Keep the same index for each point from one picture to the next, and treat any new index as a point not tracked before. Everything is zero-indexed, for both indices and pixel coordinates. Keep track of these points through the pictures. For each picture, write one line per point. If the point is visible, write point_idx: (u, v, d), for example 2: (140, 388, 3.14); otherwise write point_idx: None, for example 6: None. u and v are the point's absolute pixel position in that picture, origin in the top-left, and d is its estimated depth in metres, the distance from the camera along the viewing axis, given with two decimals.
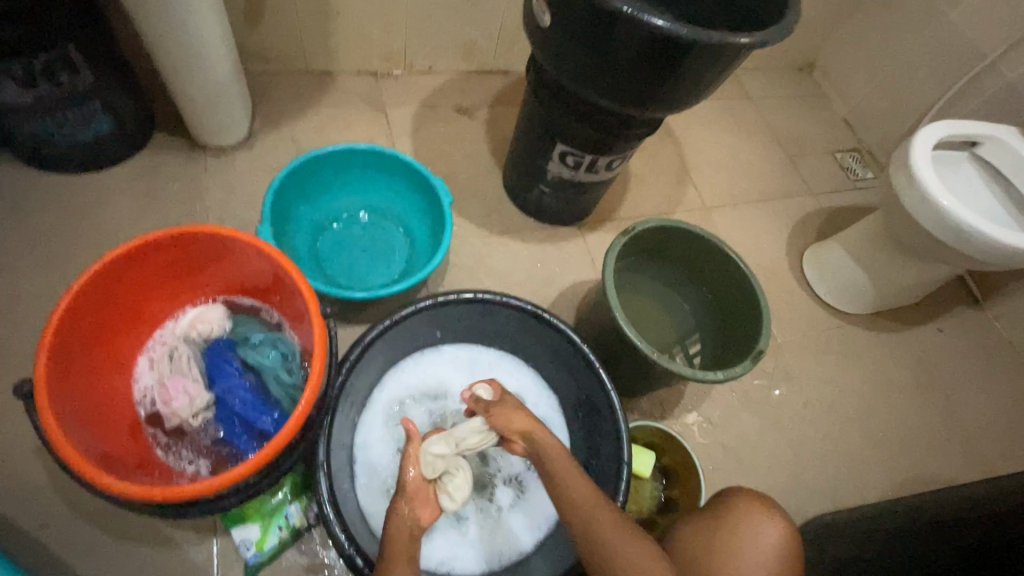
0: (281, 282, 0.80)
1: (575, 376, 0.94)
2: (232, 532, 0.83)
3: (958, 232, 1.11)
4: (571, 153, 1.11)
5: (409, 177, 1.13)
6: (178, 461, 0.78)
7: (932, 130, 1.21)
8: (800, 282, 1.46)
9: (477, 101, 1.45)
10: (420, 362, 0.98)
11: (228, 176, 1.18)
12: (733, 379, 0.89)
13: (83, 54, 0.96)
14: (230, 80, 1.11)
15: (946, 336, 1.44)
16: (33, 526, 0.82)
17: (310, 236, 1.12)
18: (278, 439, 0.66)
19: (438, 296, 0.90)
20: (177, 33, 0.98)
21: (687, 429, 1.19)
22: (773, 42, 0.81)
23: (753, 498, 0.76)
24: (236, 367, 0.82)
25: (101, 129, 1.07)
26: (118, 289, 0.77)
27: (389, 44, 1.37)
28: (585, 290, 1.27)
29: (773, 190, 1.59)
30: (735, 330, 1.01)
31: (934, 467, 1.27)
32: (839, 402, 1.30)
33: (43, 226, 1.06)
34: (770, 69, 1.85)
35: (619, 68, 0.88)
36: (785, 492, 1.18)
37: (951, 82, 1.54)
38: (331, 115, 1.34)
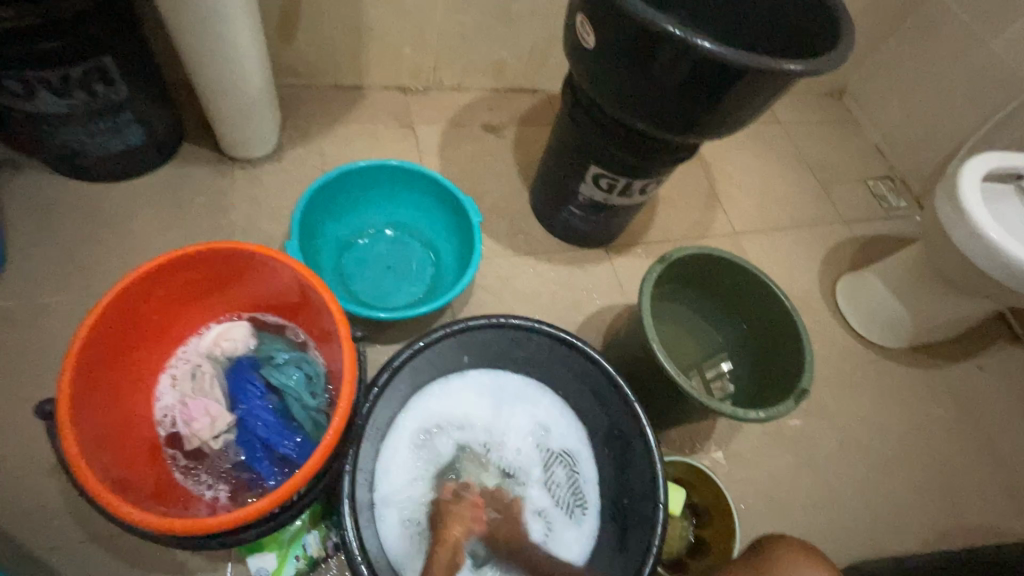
0: (310, 300, 0.78)
1: (608, 408, 0.91)
2: (248, 560, 0.79)
3: (1007, 268, 1.06)
4: (605, 176, 1.09)
5: (438, 195, 1.11)
6: (196, 485, 0.75)
7: (979, 161, 1.17)
8: (833, 313, 1.41)
9: (505, 120, 1.44)
10: (446, 386, 0.94)
11: (255, 190, 1.17)
12: (776, 419, 0.84)
13: (119, 65, 0.96)
14: (262, 93, 1.10)
15: (988, 374, 1.39)
16: (45, 549, 0.79)
17: (335, 252, 1.10)
18: (303, 470, 0.63)
19: (468, 320, 0.87)
20: (214, 45, 0.97)
21: (717, 464, 1.15)
22: (826, 70, 0.78)
23: (793, 544, 0.71)
24: (259, 389, 0.80)
25: (132, 140, 1.07)
26: (145, 305, 0.74)
27: (420, 61, 1.37)
28: (612, 315, 1.24)
29: (805, 217, 1.55)
30: (773, 366, 0.97)
31: (977, 513, 1.21)
32: (876, 440, 1.25)
33: (69, 236, 1.05)
34: (799, 94, 1.83)
35: (663, 92, 0.85)
36: (820, 535, 1.12)
37: (991, 112, 1.50)
38: (359, 130, 1.33)
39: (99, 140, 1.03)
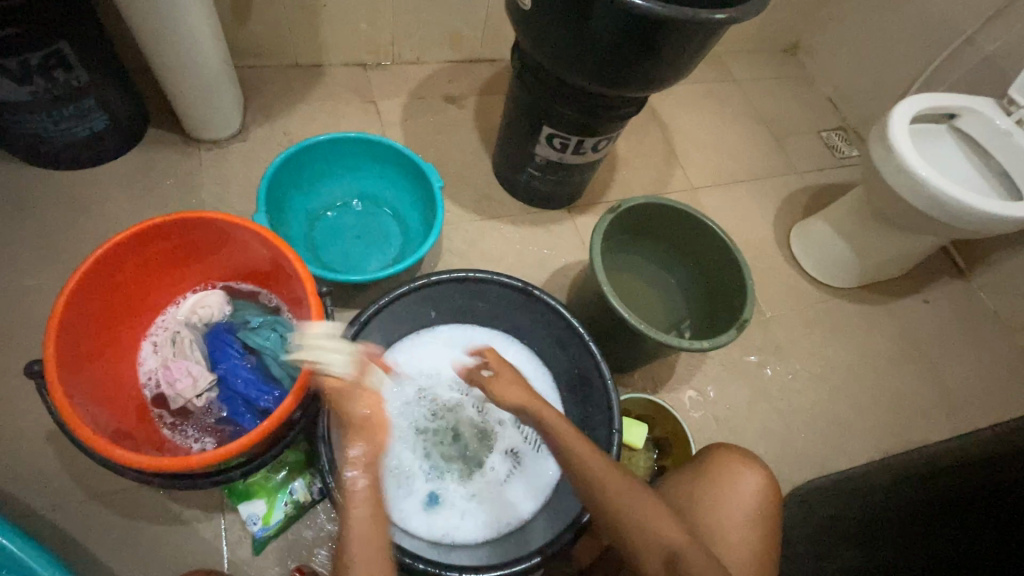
0: (279, 265, 0.83)
1: (569, 352, 0.96)
2: (239, 507, 0.85)
3: (936, 201, 1.14)
4: (558, 136, 1.14)
5: (400, 164, 1.15)
6: (184, 439, 0.81)
7: (910, 103, 1.24)
8: (788, 258, 1.49)
9: (465, 91, 1.48)
10: (417, 341, 1.01)
11: (222, 170, 1.21)
12: (720, 348, 0.92)
13: (76, 51, 0.98)
14: (221, 74, 1.13)
15: (932, 307, 1.48)
16: (47, 509, 0.85)
17: (305, 224, 1.15)
18: (278, 413, 0.69)
19: (431, 276, 0.93)
20: (168, 28, 0.99)
21: (680, 402, 1.23)
22: (748, 17, 0.84)
23: (731, 451, 0.80)
24: (237, 349, 0.85)
25: (96, 126, 1.09)
26: (121, 276, 0.79)
27: (377, 36, 1.39)
28: (575, 270, 1.30)
29: (760, 169, 1.62)
30: (721, 304, 1.04)
31: (920, 433, 1.31)
32: (826, 373, 1.34)
33: (42, 222, 1.08)
34: (754, 51, 1.88)
35: (599, 48, 0.90)
36: (776, 460, 1.22)
37: (931, 58, 1.57)
38: (321, 107, 1.36)
39: (64, 127, 1.06)
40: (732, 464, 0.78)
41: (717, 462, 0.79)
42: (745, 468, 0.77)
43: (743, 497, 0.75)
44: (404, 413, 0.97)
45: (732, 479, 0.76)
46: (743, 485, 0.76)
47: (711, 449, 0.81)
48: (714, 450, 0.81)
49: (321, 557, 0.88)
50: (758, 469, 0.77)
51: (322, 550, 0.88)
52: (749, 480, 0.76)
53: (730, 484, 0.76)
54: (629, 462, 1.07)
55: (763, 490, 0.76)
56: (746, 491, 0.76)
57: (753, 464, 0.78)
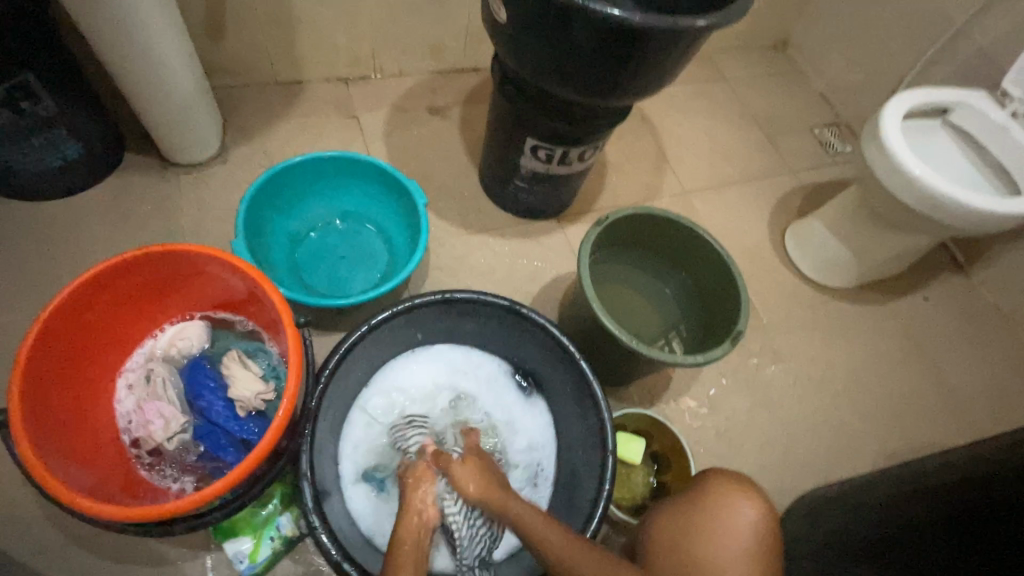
0: (255, 295, 0.80)
1: (560, 372, 0.94)
2: (225, 545, 0.83)
3: (931, 200, 1.11)
4: (542, 147, 1.11)
5: (382, 181, 1.13)
6: (162, 479, 0.78)
7: (902, 100, 1.21)
8: (784, 260, 1.46)
9: (449, 101, 1.45)
10: (410, 361, 0.99)
11: (202, 193, 1.18)
12: (714, 361, 0.89)
13: (43, 80, 0.96)
14: (196, 97, 1.11)
15: (933, 304, 1.45)
16: (27, 554, 0.82)
17: (288, 246, 1.12)
18: (256, 454, 0.67)
19: (414, 298, 0.90)
20: (137, 53, 0.97)
21: (678, 413, 1.20)
22: (729, 24, 0.81)
23: (729, 478, 0.77)
24: (214, 383, 0.83)
25: (70, 155, 1.07)
26: (90, 313, 0.76)
27: (357, 50, 1.37)
28: (567, 282, 1.27)
29: (752, 169, 1.59)
30: (717, 314, 1.02)
31: (924, 435, 1.28)
32: (826, 376, 1.31)
33: (17, 255, 1.06)
34: (743, 49, 1.85)
35: (579, 59, 0.87)
36: (778, 470, 1.19)
37: (922, 50, 1.54)
38: (303, 124, 1.34)
39: (35, 157, 1.03)
40: (731, 493, 0.75)
41: (715, 492, 0.75)
42: (745, 499, 0.74)
43: (743, 531, 0.72)
44: (392, 436, 0.94)
45: (730, 510, 0.73)
46: (742, 517, 0.73)
47: (711, 478, 0.78)
48: (713, 478, 0.78)
49: None
50: (757, 499, 0.74)
51: None
52: (748, 510, 0.73)
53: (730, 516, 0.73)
54: (628, 479, 1.04)
55: (764, 520, 0.73)
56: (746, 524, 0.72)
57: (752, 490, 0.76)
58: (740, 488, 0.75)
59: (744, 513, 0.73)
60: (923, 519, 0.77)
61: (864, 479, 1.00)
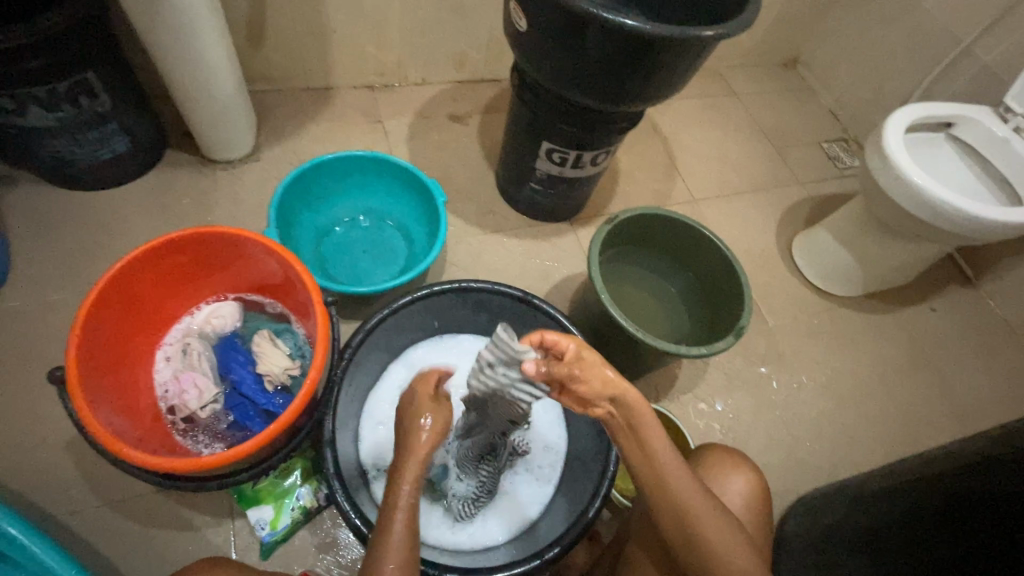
0: (287, 277, 0.86)
1: None
2: (247, 513, 0.88)
3: (933, 208, 1.15)
4: (557, 150, 1.17)
5: (405, 180, 1.20)
6: (195, 445, 0.84)
7: (906, 113, 1.25)
8: (791, 268, 1.50)
9: (470, 109, 1.53)
10: (427, 348, 1.05)
11: (236, 188, 1.26)
12: (717, 354, 0.93)
13: (100, 78, 1.04)
14: (236, 98, 1.19)
15: (939, 315, 1.47)
16: (65, 513, 0.88)
17: (314, 239, 1.19)
18: (284, 418, 0.72)
19: (432, 286, 0.96)
20: (185, 56, 1.05)
21: (683, 411, 1.23)
22: (734, 34, 0.87)
23: (723, 453, 0.83)
24: (245, 358, 0.89)
25: (118, 148, 1.15)
26: (138, 288, 0.83)
27: (385, 59, 1.45)
28: (577, 281, 1.32)
29: (761, 180, 1.64)
30: (721, 311, 1.06)
31: (929, 442, 1.30)
32: (831, 381, 1.34)
33: (65, 240, 1.13)
34: (754, 66, 1.91)
35: (593, 66, 0.93)
36: (780, 469, 1.21)
37: (929, 68, 1.59)
38: (331, 128, 1.42)
39: (87, 150, 1.12)
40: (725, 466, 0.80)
41: (709, 462, 0.81)
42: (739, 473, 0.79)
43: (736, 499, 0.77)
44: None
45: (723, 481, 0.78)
46: (733, 486, 0.78)
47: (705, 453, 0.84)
48: (709, 451, 0.84)
49: (326, 563, 0.90)
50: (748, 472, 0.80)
51: (328, 556, 0.90)
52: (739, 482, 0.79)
53: (725, 485, 0.78)
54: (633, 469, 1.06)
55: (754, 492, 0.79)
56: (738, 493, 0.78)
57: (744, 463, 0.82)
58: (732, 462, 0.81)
59: (739, 485, 0.78)
60: (921, 507, 0.80)
61: (864, 476, 1.02)
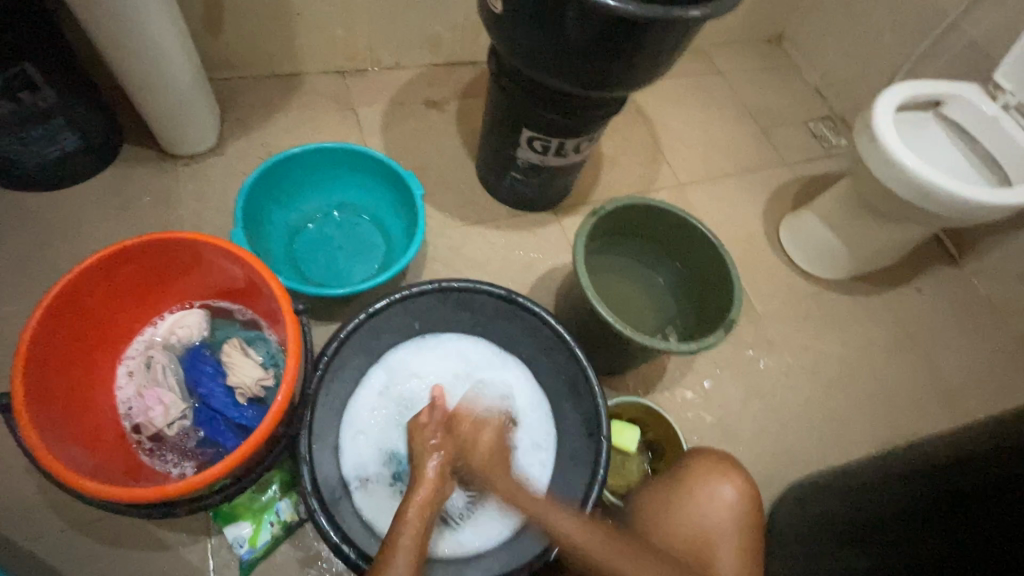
0: (253, 282, 0.81)
1: (555, 359, 0.96)
2: (225, 530, 0.84)
3: (922, 192, 1.13)
4: (538, 138, 1.12)
5: (379, 173, 1.14)
6: (163, 464, 0.79)
7: (895, 92, 1.22)
8: (778, 252, 1.47)
9: (447, 94, 1.46)
10: (408, 350, 1.00)
11: (201, 185, 1.19)
12: (707, 349, 0.90)
13: (41, 70, 0.96)
14: (195, 89, 1.11)
15: (925, 296, 1.47)
16: (28, 539, 0.83)
17: (286, 237, 1.13)
18: (253, 438, 0.68)
19: (410, 287, 0.92)
20: (135, 45, 0.98)
21: (672, 403, 1.22)
22: (722, 14, 0.82)
23: (713, 459, 0.80)
24: (214, 370, 0.84)
25: (68, 146, 1.08)
26: (92, 301, 0.77)
27: (355, 42, 1.37)
28: (563, 273, 1.29)
29: (748, 162, 1.60)
30: (710, 303, 1.03)
31: (916, 424, 1.30)
32: (819, 366, 1.33)
33: (17, 246, 1.07)
34: (739, 43, 1.86)
35: (574, 50, 0.88)
36: (770, 459, 1.20)
37: (916, 43, 1.55)
38: (300, 117, 1.35)
39: (33, 148, 1.04)
40: (712, 475, 0.78)
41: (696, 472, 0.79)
42: (729, 479, 0.78)
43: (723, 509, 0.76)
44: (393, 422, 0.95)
45: (709, 489, 0.78)
46: (722, 496, 0.77)
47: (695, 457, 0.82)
48: (697, 457, 0.82)
49: None
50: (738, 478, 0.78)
51: (312, 571, 0.87)
52: (729, 489, 0.77)
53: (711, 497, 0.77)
54: (622, 466, 1.06)
55: (745, 499, 0.77)
56: (726, 503, 0.77)
57: (734, 467, 0.80)
58: (723, 468, 0.79)
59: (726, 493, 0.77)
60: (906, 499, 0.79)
61: (849, 465, 1.01)
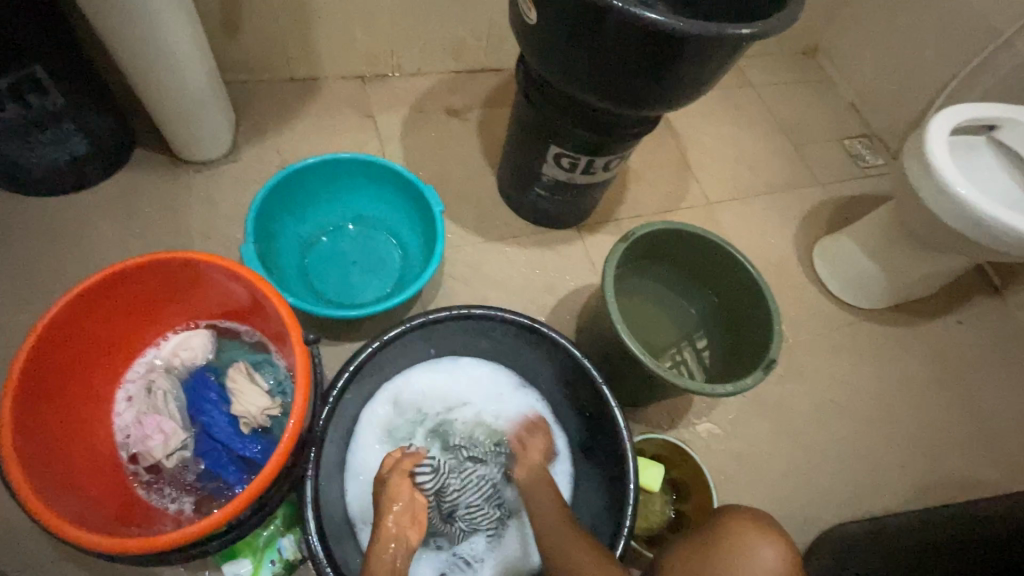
0: (261, 305, 0.76)
1: (577, 392, 0.90)
2: (223, 568, 0.79)
3: (975, 224, 1.05)
4: (566, 155, 1.06)
5: (398, 186, 1.09)
6: (161, 499, 0.75)
7: (948, 114, 1.15)
8: (812, 277, 1.40)
9: (469, 102, 1.40)
10: (419, 375, 0.95)
11: (212, 193, 1.15)
12: (744, 391, 0.84)
13: (50, 72, 0.92)
14: (209, 93, 1.07)
15: (966, 329, 1.39)
16: (17, 569, 0.79)
17: (298, 251, 1.09)
18: (257, 484, 0.63)
19: (429, 313, 0.86)
20: (148, 48, 0.93)
21: (697, 437, 1.15)
22: (775, 32, 0.76)
23: (747, 518, 0.71)
24: (217, 397, 0.79)
25: (77, 150, 1.04)
26: (90, 325, 0.73)
27: (376, 47, 1.32)
28: (586, 294, 1.22)
29: (780, 181, 1.53)
30: (745, 337, 0.97)
31: (956, 468, 1.22)
32: (853, 401, 1.26)
33: (21, 253, 1.03)
34: (773, 55, 1.79)
35: (612, 65, 0.82)
36: (800, 501, 1.13)
37: (963, 61, 1.47)
38: (317, 123, 1.30)
39: (42, 152, 1.01)
40: (748, 536, 0.68)
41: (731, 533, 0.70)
42: (764, 538, 0.68)
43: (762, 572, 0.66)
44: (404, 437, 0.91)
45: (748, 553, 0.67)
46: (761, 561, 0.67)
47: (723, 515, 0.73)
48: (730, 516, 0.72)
49: None
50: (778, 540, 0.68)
51: None
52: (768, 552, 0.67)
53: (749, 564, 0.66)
54: (645, 508, 0.98)
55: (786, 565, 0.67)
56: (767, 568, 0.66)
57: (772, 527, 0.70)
58: (759, 527, 0.69)
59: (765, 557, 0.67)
60: None
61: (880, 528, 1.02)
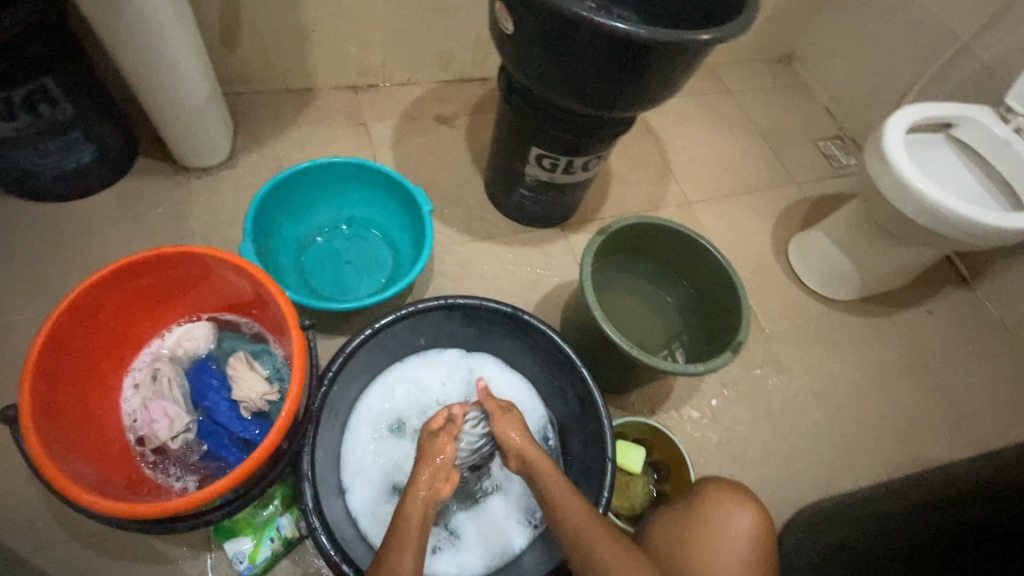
0: (261, 296, 0.82)
1: (559, 376, 0.95)
2: (226, 545, 0.84)
3: (933, 215, 1.12)
4: (547, 156, 1.12)
5: (389, 188, 1.15)
6: (166, 478, 0.79)
7: (906, 114, 1.22)
8: (788, 271, 1.46)
9: (457, 110, 1.47)
10: (408, 366, 1.00)
11: (213, 197, 1.20)
12: (715, 370, 0.89)
13: (61, 85, 0.99)
14: (209, 103, 1.13)
15: (937, 318, 1.45)
16: (30, 550, 0.83)
17: (295, 251, 1.14)
18: (257, 455, 0.68)
19: (417, 303, 0.91)
20: (152, 62, 1.00)
21: (678, 423, 1.20)
22: (733, 37, 0.82)
23: (724, 486, 0.79)
24: (219, 383, 0.84)
25: (84, 158, 1.10)
26: (101, 315, 0.78)
27: (367, 59, 1.39)
28: (570, 289, 1.28)
29: (756, 180, 1.60)
30: (718, 323, 1.02)
31: (928, 449, 1.28)
32: (828, 388, 1.31)
33: (31, 256, 1.08)
34: (748, 62, 1.87)
35: (583, 70, 0.88)
36: (778, 482, 1.18)
37: (926, 65, 1.55)
38: (312, 131, 1.36)
39: (50, 160, 1.06)
40: (725, 501, 0.76)
41: (709, 499, 0.77)
42: (742, 504, 0.76)
43: (738, 535, 0.74)
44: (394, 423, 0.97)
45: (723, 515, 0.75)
46: (736, 523, 0.75)
47: (703, 484, 0.81)
48: (711, 484, 0.80)
49: None
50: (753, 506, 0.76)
51: None
52: (743, 517, 0.75)
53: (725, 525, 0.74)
54: (626, 488, 1.02)
55: (759, 527, 0.75)
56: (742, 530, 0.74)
57: (748, 495, 0.78)
58: (735, 493, 0.77)
59: (740, 520, 0.75)
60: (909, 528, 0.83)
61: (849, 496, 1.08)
